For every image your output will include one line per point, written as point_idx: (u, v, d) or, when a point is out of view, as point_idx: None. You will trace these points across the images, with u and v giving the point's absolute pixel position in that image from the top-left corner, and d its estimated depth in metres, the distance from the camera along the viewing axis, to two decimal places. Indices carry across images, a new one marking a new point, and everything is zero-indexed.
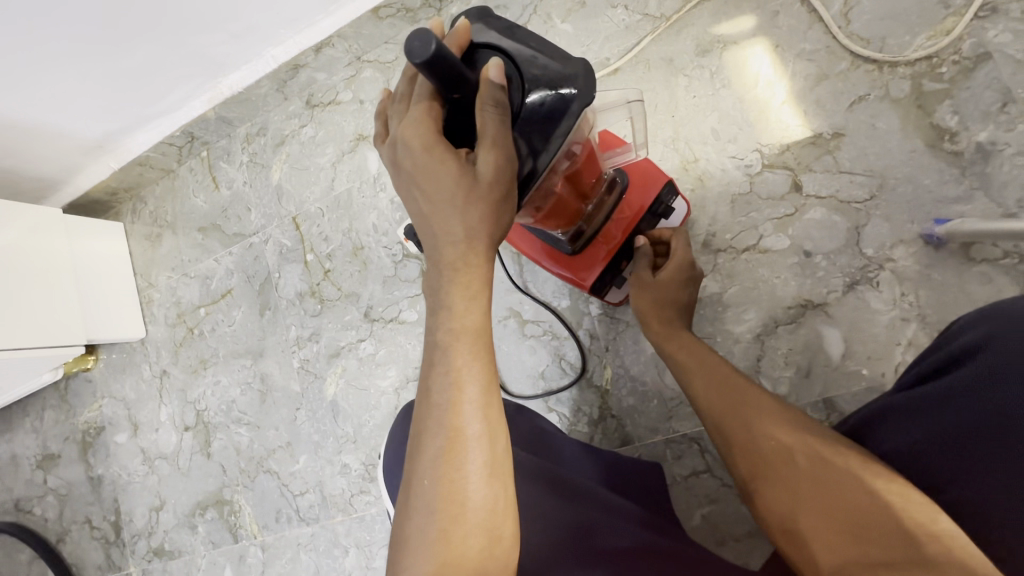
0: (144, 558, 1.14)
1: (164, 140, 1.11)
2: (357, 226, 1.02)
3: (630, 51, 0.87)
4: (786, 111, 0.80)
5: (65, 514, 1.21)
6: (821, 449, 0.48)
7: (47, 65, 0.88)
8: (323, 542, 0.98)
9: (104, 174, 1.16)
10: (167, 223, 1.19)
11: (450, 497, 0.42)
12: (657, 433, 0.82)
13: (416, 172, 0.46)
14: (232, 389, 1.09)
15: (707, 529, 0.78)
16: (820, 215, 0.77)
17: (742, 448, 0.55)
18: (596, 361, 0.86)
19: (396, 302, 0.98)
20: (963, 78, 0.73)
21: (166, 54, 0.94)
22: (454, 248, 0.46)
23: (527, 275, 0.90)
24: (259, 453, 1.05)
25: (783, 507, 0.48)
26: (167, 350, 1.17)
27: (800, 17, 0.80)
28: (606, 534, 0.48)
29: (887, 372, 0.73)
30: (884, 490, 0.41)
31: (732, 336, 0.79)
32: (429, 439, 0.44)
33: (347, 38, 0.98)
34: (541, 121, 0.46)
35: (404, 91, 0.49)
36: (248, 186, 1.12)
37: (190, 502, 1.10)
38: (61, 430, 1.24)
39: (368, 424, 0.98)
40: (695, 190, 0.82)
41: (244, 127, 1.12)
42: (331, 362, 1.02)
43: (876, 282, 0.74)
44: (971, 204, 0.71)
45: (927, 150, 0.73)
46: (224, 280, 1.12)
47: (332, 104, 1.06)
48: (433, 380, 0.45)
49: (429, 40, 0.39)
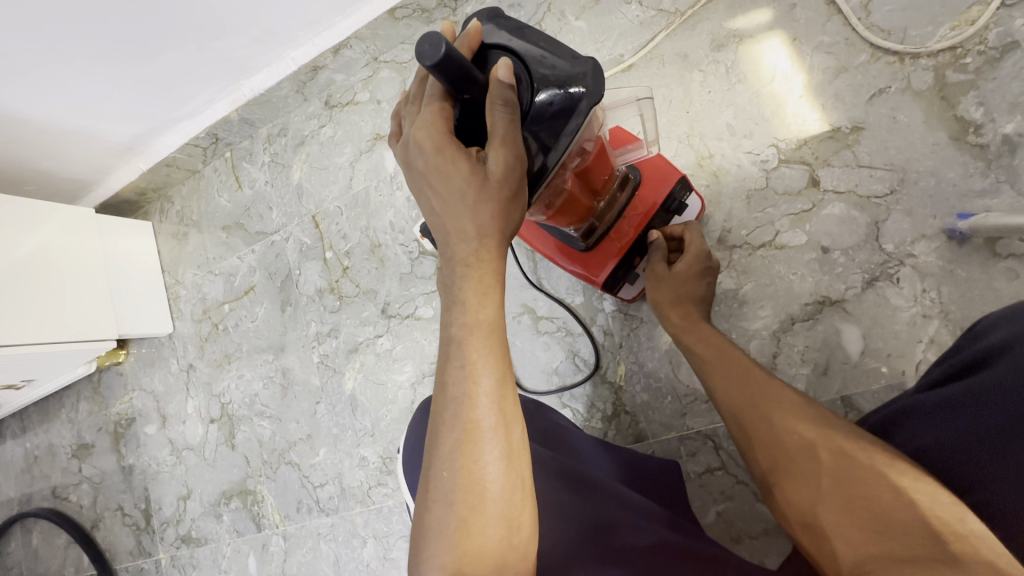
0: (172, 545, 1.18)
1: (190, 142, 1.15)
2: (374, 223, 1.04)
3: (645, 48, 0.87)
4: (803, 105, 0.79)
5: (98, 501, 1.27)
6: (844, 445, 0.47)
7: (80, 72, 0.93)
8: (342, 533, 1.01)
9: (133, 175, 1.20)
10: (193, 222, 1.23)
11: (468, 487, 0.43)
12: (670, 430, 0.82)
13: (428, 171, 0.47)
14: (255, 383, 1.13)
15: (722, 527, 0.78)
16: (839, 210, 0.76)
17: (762, 444, 0.55)
18: (609, 357, 0.86)
19: (412, 299, 1.00)
20: (990, 69, 0.71)
21: (191, 59, 0.97)
22: (468, 245, 0.47)
23: (542, 272, 0.91)
24: (281, 445, 1.08)
25: (804, 505, 0.48)
26: (193, 345, 1.21)
27: (818, 9, 0.79)
28: (624, 529, 0.49)
29: (908, 370, 0.71)
30: (911, 489, 0.41)
31: (748, 333, 0.79)
32: (447, 431, 0.45)
33: (364, 39, 1.00)
34: (550, 120, 0.47)
35: (416, 93, 0.50)
36: (270, 186, 1.15)
37: (216, 492, 1.14)
38: (95, 420, 1.29)
39: (385, 418, 1.00)
40: (710, 185, 0.82)
41: (266, 127, 1.15)
42: (350, 356, 1.04)
43: (897, 278, 0.73)
44: (997, 198, 0.70)
45: (952, 143, 0.72)
46: (247, 277, 1.16)
47: (350, 104, 1.08)
48: (450, 374, 0.46)
49: (439, 43, 0.41)
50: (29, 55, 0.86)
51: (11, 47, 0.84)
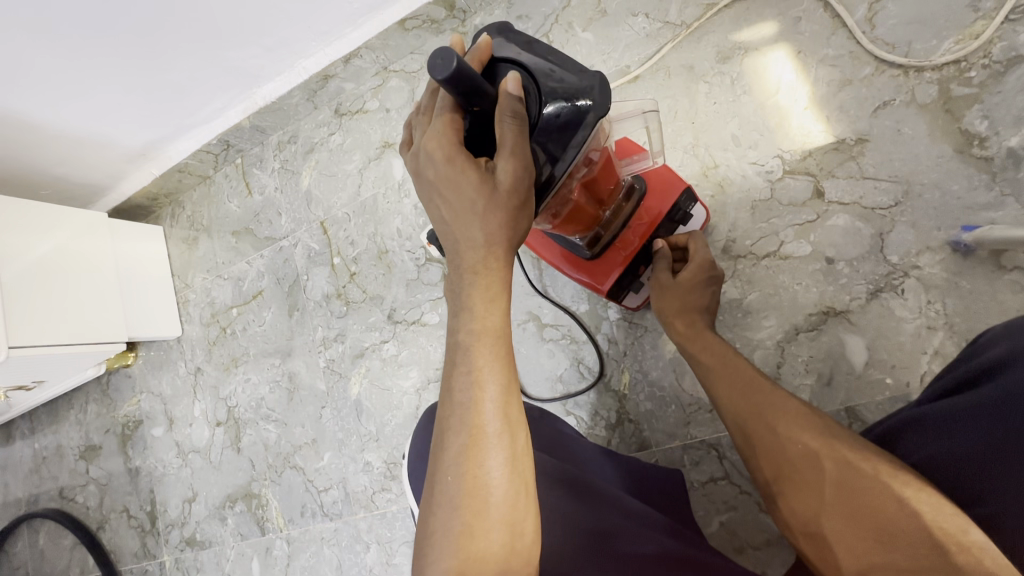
0: (177, 547, 1.19)
1: (202, 149, 1.17)
2: (381, 230, 1.06)
3: (651, 59, 0.88)
4: (808, 117, 0.79)
5: (105, 503, 1.28)
6: (848, 454, 0.48)
7: (97, 79, 0.95)
8: (345, 538, 1.01)
9: (145, 180, 1.22)
10: (203, 227, 1.25)
11: (473, 492, 0.43)
12: (674, 439, 0.82)
13: (438, 181, 0.48)
14: (262, 387, 1.13)
15: (725, 536, 0.78)
16: (843, 222, 0.76)
17: (765, 451, 0.55)
18: (614, 365, 0.87)
19: (419, 305, 1.01)
20: (994, 82, 0.71)
21: (205, 67, 0.99)
22: (475, 253, 0.48)
23: (547, 279, 0.91)
24: (286, 449, 1.09)
25: (807, 514, 0.49)
26: (201, 349, 1.22)
27: (823, 23, 0.80)
28: (628, 539, 0.49)
29: (912, 382, 0.71)
30: (915, 500, 0.41)
31: (752, 342, 0.79)
32: (453, 437, 0.45)
33: (374, 49, 1.01)
34: (557, 131, 0.48)
35: (427, 104, 0.52)
36: (280, 192, 1.16)
37: (221, 495, 1.15)
38: (103, 422, 1.31)
39: (390, 424, 1.01)
40: (715, 196, 0.83)
41: (277, 135, 1.17)
42: (355, 362, 1.05)
43: (902, 289, 0.73)
44: (1002, 211, 0.70)
45: (956, 155, 0.72)
46: (256, 281, 1.17)
47: (359, 113, 1.09)
48: (456, 380, 0.47)
49: (450, 57, 0.42)
50: (33, 55, 0.87)
51: (16, 48, 0.84)
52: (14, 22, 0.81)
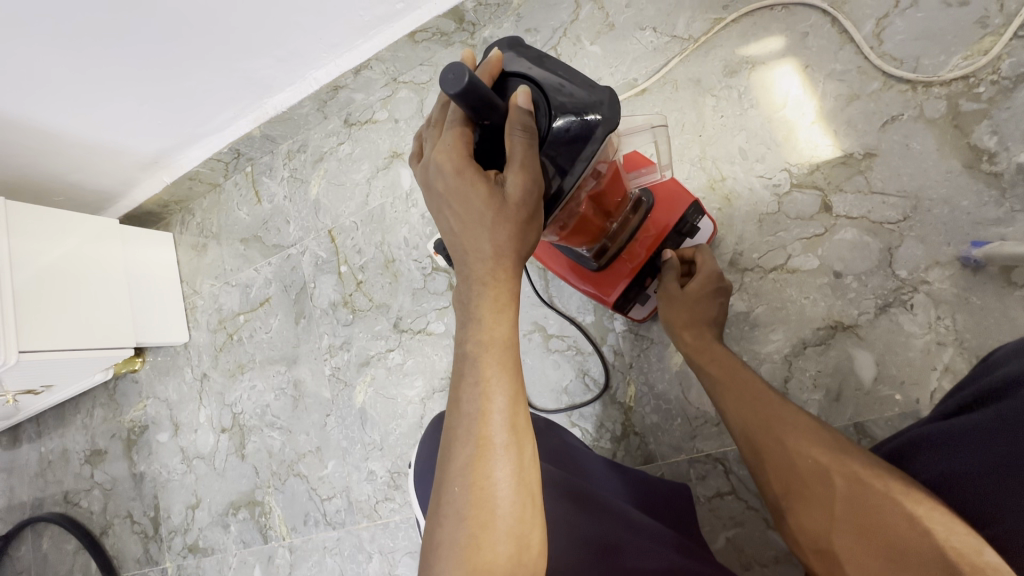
0: (179, 554, 1.18)
1: (213, 157, 1.18)
2: (389, 238, 1.06)
3: (658, 73, 0.88)
4: (815, 131, 0.80)
5: (108, 508, 1.28)
6: (859, 470, 0.47)
7: (112, 89, 0.97)
8: (348, 547, 1.01)
9: (156, 187, 1.24)
10: (212, 234, 1.26)
11: (480, 503, 0.43)
12: (680, 452, 0.81)
13: (449, 194, 0.48)
14: (267, 394, 1.14)
15: (732, 554, 0.77)
16: (852, 235, 0.76)
17: (775, 467, 0.55)
18: (619, 377, 0.86)
19: (425, 314, 1.01)
20: (1003, 98, 0.71)
21: (217, 78, 1.01)
22: (485, 264, 0.48)
23: (553, 290, 0.92)
24: (290, 457, 1.09)
25: (817, 530, 0.49)
26: (208, 355, 1.23)
27: (831, 38, 0.80)
28: (634, 554, 0.48)
29: (922, 398, 0.70)
30: (927, 519, 0.40)
31: (760, 356, 0.78)
32: (459, 447, 0.45)
33: (384, 61, 1.03)
34: (566, 145, 0.49)
35: (438, 117, 0.52)
36: (289, 201, 1.17)
37: (224, 502, 1.15)
38: (109, 427, 1.31)
39: (394, 433, 1.01)
40: (722, 209, 0.83)
41: (287, 144, 1.18)
42: (361, 370, 1.05)
43: (910, 304, 0.73)
44: (1013, 226, 0.69)
45: (965, 171, 0.72)
46: (263, 288, 1.18)
47: (368, 123, 1.10)
48: (464, 391, 0.47)
49: (462, 73, 0.43)
50: (48, 63, 0.88)
51: (33, 58, 0.86)
52: (33, 31, 0.83)
